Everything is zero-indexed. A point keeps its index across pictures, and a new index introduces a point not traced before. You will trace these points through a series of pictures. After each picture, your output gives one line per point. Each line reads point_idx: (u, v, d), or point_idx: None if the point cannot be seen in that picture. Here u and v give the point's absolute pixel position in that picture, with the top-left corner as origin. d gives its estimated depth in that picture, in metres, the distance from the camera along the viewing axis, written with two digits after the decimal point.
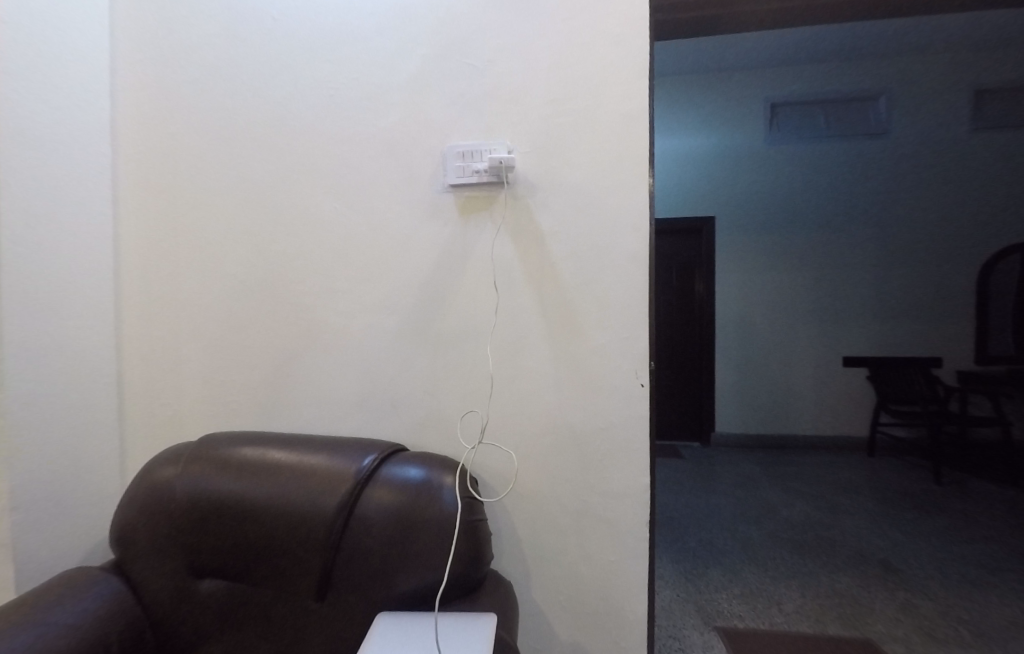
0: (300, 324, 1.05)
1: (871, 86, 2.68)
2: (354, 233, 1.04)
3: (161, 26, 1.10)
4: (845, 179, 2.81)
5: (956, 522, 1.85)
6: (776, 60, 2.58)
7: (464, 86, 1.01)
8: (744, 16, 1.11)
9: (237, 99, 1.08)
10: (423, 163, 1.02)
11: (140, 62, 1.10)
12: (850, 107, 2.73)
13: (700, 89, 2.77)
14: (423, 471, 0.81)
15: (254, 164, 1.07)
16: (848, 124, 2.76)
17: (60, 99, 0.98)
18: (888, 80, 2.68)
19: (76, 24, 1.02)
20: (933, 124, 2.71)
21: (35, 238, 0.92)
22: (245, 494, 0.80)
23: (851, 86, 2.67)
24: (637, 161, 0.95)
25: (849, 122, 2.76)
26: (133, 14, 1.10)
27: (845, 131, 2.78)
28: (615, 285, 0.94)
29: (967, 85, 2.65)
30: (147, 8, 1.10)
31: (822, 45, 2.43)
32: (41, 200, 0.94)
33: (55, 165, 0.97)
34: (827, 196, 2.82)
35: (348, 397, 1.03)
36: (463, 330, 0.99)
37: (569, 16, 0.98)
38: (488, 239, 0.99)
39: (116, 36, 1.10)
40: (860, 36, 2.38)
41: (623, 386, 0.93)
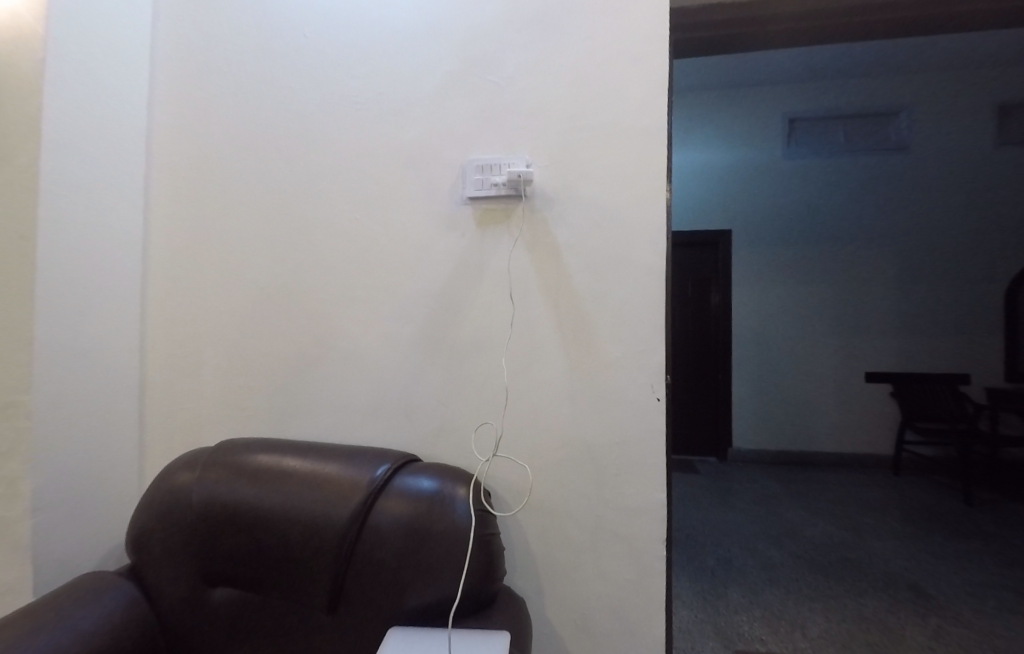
0: (318, 332, 1.06)
1: (891, 100, 2.66)
2: (372, 244, 1.05)
3: (196, 43, 1.15)
4: (866, 191, 2.76)
5: (991, 546, 1.76)
6: (794, 75, 2.58)
7: (485, 100, 1.03)
8: (766, 34, 1.11)
9: (264, 114, 1.11)
10: (442, 176, 1.04)
11: (175, 78, 1.15)
12: (870, 123, 2.72)
13: (717, 104, 2.79)
14: (436, 482, 0.80)
15: (277, 175, 1.10)
16: (868, 137, 2.73)
17: (101, 113, 1.02)
18: (909, 94, 2.66)
19: (119, 46, 1.07)
20: (958, 138, 2.66)
21: (72, 246, 0.96)
22: (258, 501, 0.80)
23: (871, 102, 2.67)
24: (656, 175, 0.94)
25: (868, 135, 2.73)
26: (172, 36, 1.15)
27: (865, 144, 2.74)
28: (632, 297, 0.93)
29: (991, 97, 2.60)
30: (185, 30, 1.15)
31: (842, 59, 2.42)
32: (80, 209, 0.97)
33: (94, 177, 1.01)
34: (848, 208, 2.77)
35: (362, 406, 1.03)
36: (478, 341, 0.99)
37: (590, 35, 0.99)
38: (504, 251, 0.99)
39: (153, 55, 1.15)
40: (880, 53, 2.39)
41: (639, 401, 0.91)
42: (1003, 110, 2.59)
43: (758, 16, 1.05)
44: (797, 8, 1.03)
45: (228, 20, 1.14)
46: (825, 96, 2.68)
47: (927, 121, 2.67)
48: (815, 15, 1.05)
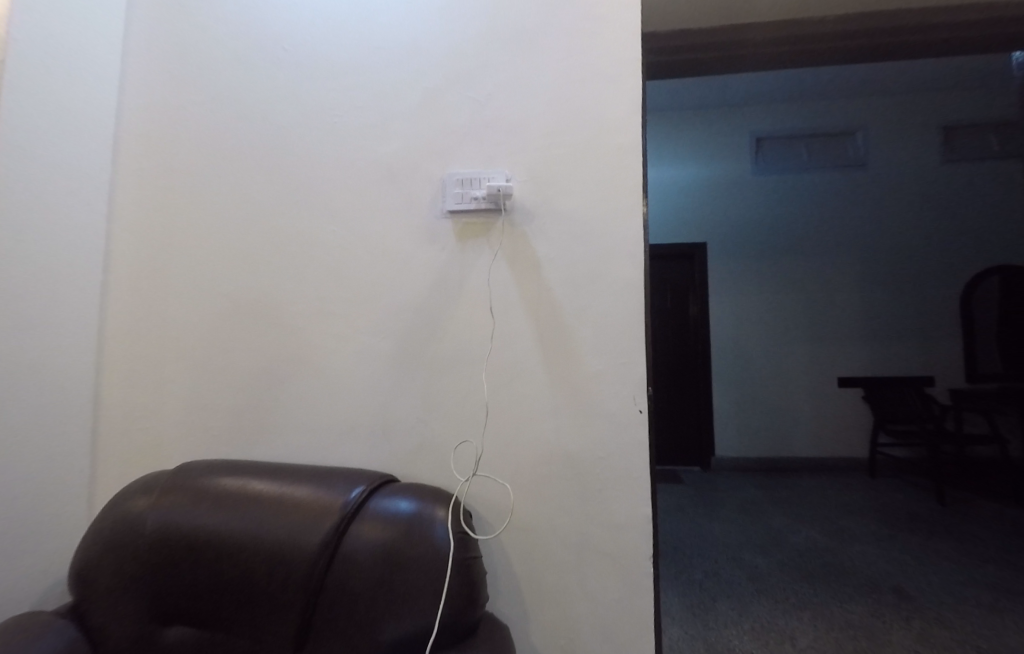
0: (291, 349, 1.02)
1: (847, 124, 2.81)
2: (350, 258, 1.03)
3: (170, 55, 1.12)
4: (830, 206, 2.87)
5: (965, 544, 1.81)
6: (761, 99, 2.72)
7: (462, 117, 1.03)
8: (741, 60, 1.17)
9: (237, 126, 1.09)
10: (422, 189, 1.03)
11: (146, 88, 1.12)
12: (828, 141, 2.85)
13: (692, 124, 2.89)
14: (413, 504, 0.78)
15: (249, 189, 1.07)
16: (829, 158, 2.87)
17: (63, 117, 0.99)
18: (865, 115, 2.81)
19: (90, 53, 1.05)
20: (913, 152, 2.81)
21: (26, 254, 0.91)
22: (221, 528, 0.75)
23: (831, 122, 2.80)
24: (631, 189, 0.96)
25: (828, 156, 2.87)
26: (145, 45, 1.13)
27: (827, 164, 2.87)
28: (612, 309, 0.93)
29: (938, 119, 2.78)
30: (160, 40, 1.13)
31: (803, 85, 2.58)
32: (35, 217, 0.93)
33: (50, 182, 0.96)
34: (813, 224, 2.88)
35: (337, 424, 0.99)
36: (459, 357, 0.97)
37: (567, 56, 1.01)
38: (483, 264, 0.98)
39: (126, 63, 1.12)
40: (840, 77, 2.52)
41: (622, 414, 0.91)
42: (947, 129, 2.77)
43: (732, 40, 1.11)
44: (767, 34, 1.10)
45: (206, 31, 1.12)
46: (788, 116, 2.81)
47: (882, 139, 2.81)
48: (784, 40, 1.11)
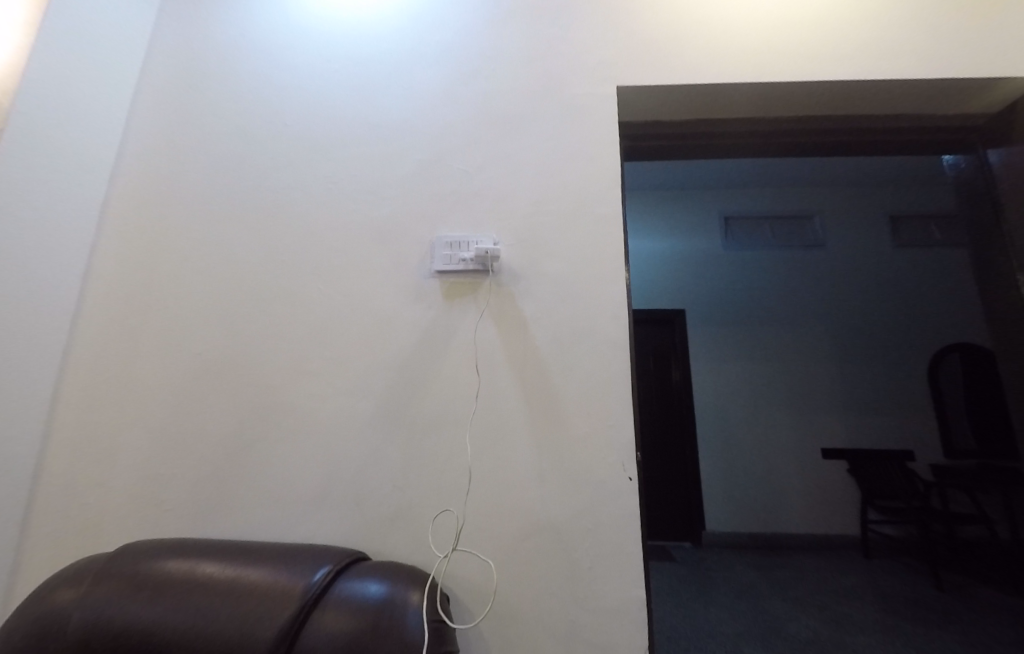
0: (262, 409, 0.97)
1: (804, 207, 3.00)
2: (334, 315, 1.02)
3: (178, 123, 1.19)
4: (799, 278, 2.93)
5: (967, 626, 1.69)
6: (726, 184, 3.02)
7: (453, 184, 1.08)
8: (726, 150, 1.29)
9: (234, 187, 1.13)
10: (412, 249, 1.05)
11: (146, 154, 1.17)
12: (789, 223, 3.03)
13: (666, 201, 3.14)
14: (384, 587, 0.70)
15: (239, 246, 1.09)
16: (788, 237, 3.01)
17: (53, 181, 1.02)
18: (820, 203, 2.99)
19: (94, 125, 1.12)
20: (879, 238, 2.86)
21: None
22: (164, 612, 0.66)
23: (788, 205, 3.03)
24: (614, 256, 1.00)
25: (788, 235, 3.02)
26: (149, 118, 1.20)
27: (788, 242, 3.00)
28: (598, 371, 0.93)
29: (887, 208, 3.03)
30: (164, 113, 1.20)
31: (765, 173, 2.87)
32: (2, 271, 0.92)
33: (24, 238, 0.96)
34: (781, 294, 2.93)
35: (306, 492, 0.92)
36: (441, 418, 0.93)
37: (552, 138, 1.10)
38: (469, 323, 0.98)
39: (128, 133, 1.19)
40: (793, 167, 2.80)
41: (610, 482, 0.86)
42: (894, 217, 2.84)
43: (714, 131, 1.25)
44: (747, 129, 1.24)
45: (210, 107, 1.20)
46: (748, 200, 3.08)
47: (836, 222, 2.93)
48: (762, 134, 1.25)
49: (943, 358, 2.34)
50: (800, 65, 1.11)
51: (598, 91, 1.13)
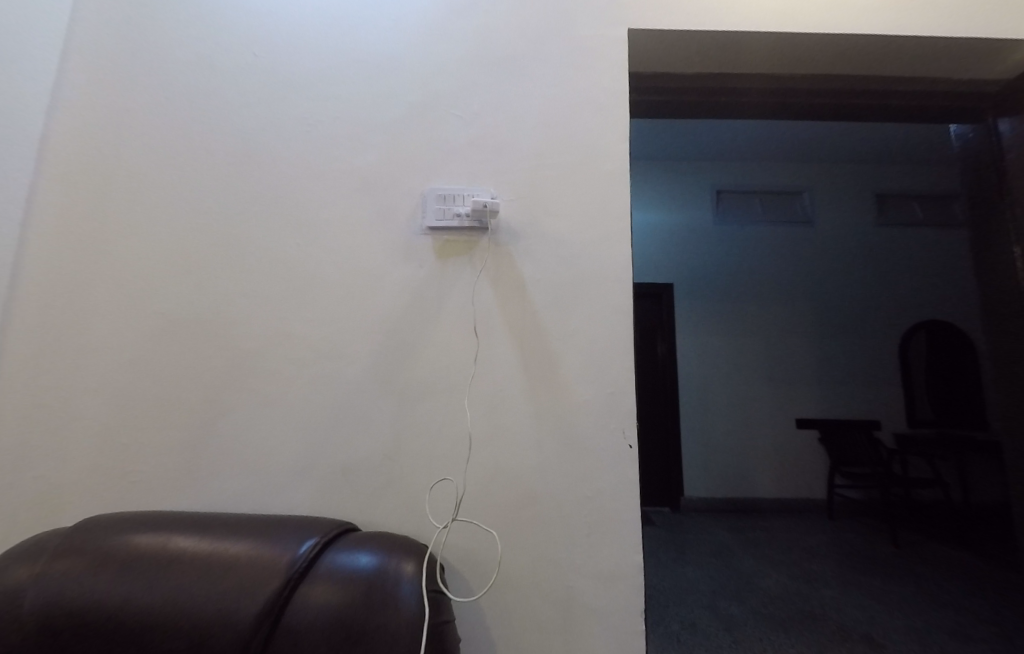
0: (239, 371, 0.90)
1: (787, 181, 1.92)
2: (317, 272, 0.94)
3: (130, 52, 1.05)
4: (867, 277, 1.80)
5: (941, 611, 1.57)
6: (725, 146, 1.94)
7: (446, 133, 1.00)
8: (733, 108, 1.24)
9: (198, 129, 1.01)
10: (400, 203, 0.97)
11: (90, 84, 1.03)
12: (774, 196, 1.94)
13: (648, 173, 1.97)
14: (375, 557, 0.67)
15: (207, 195, 0.98)
16: (783, 211, 1.93)
17: None
18: (810, 173, 1.94)
19: None
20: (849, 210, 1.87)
21: None
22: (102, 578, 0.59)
23: (764, 179, 2.01)
24: (619, 216, 0.94)
25: (783, 209, 1.91)
26: (91, 42, 1.05)
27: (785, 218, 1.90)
28: (600, 336, 0.89)
29: None
30: (110, 38, 1.05)
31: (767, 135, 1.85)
32: None
33: None
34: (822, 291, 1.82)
35: (290, 461, 0.87)
36: (435, 383, 0.88)
37: (555, 84, 1.01)
38: (464, 282, 0.92)
39: (67, 57, 1.04)
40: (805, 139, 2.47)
41: (611, 448, 0.84)
42: (879, 195, 1.86)
43: (726, 88, 1.19)
44: (761, 86, 1.18)
45: (162, 34, 1.06)
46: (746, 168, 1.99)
47: (826, 192, 1.89)
48: (776, 94, 1.19)
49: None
50: (820, 14, 1.04)
51: (608, 33, 1.04)
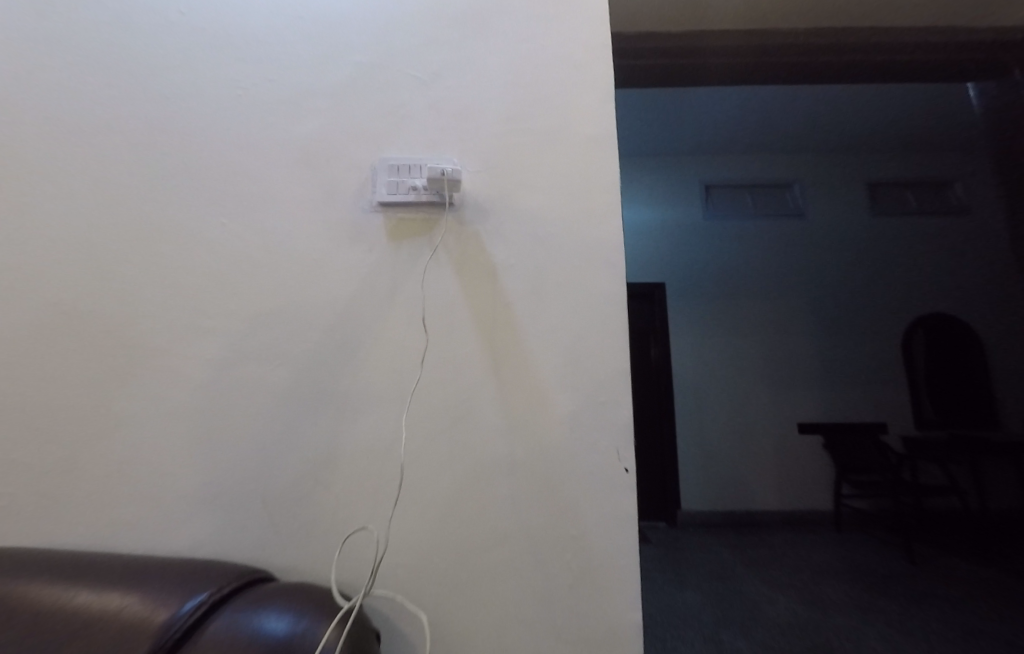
0: (135, 381, 0.72)
1: (776, 173, 2.05)
2: (242, 259, 0.77)
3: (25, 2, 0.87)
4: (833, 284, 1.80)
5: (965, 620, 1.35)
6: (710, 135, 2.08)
7: (403, 95, 0.84)
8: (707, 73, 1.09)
9: (102, 90, 0.84)
10: (346, 176, 0.80)
11: None
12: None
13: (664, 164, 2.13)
14: (289, 623, 0.50)
15: (110, 167, 0.81)
16: (770, 206, 2.00)
17: None
18: (800, 166, 2.03)
19: None
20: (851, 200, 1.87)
21: None
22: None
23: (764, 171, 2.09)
24: (606, 189, 0.79)
25: (768, 204, 2.01)
26: None
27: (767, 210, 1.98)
28: (586, 332, 0.72)
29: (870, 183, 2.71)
30: None
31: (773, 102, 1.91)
32: None
33: None
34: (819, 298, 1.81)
35: (199, 490, 0.69)
36: (383, 394, 0.71)
37: (528, 40, 0.86)
38: (422, 270, 0.76)
39: None
40: (803, 129, 2.00)
41: (601, 470, 0.67)
42: (871, 184, 1.89)
43: (693, 50, 1.04)
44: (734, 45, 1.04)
45: None
46: (734, 166, 2.12)
47: (822, 189, 1.94)
48: (754, 53, 1.06)
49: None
50: None
51: None
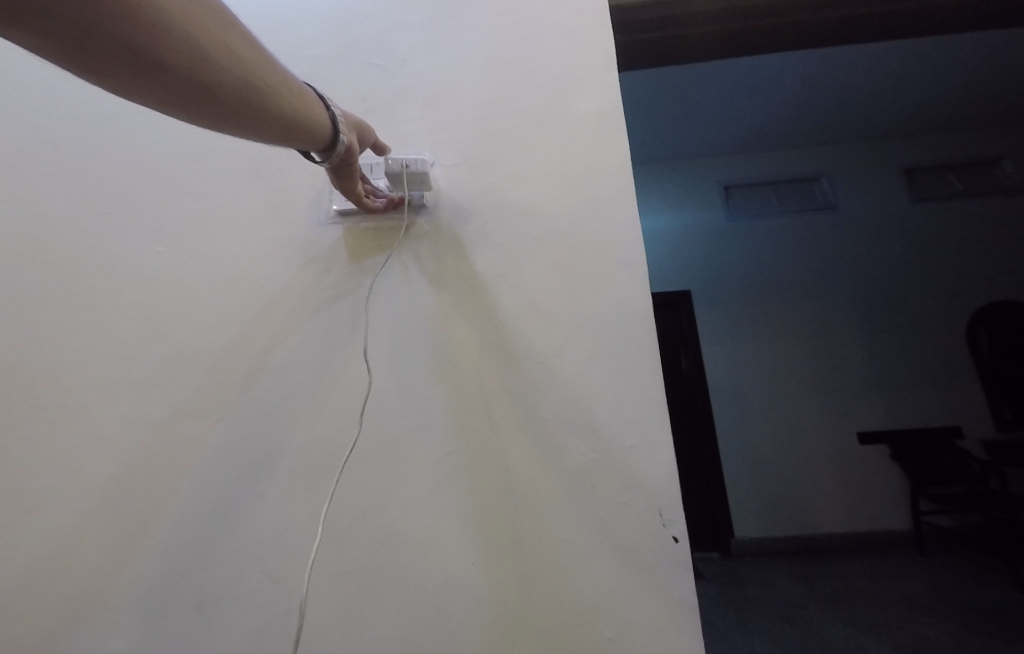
0: (45, 448, 0.58)
1: (809, 168, 2.48)
2: (178, 291, 0.64)
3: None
4: (836, 265, 2.36)
5: None
6: (718, 146, 2.39)
7: (365, 87, 0.71)
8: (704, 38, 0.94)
9: (21, 110, 0.73)
10: (301, 185, 0.67)
11: None
12: (796, 187, 2.50)
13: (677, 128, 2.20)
14: None
15: (27, 196, 0.69)
16: (797, 202, 2.47)
17: None
18: (830, 162, 2.48)
19: None
20: (861, 217, 2.41)
21: None
22: (254, 109, 0.40)
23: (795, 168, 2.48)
24: (613, 172, 0.63)
25: (797, 200, 2.48)
26: None
27: (797, 207, 2.46)
28: (602, 353, 0.56)
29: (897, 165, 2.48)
30: None
31: (778, 99, 2.06)
32: None
33: None
34: (810, 273, 2.36)
35: (111, 590, 0.53)
36: (345, 451, 0.56)
37: (506, 11, 0.73)
38: (392, 290, 0.62)
39: None
40: (847, 77, 1.94)
41: (637, 540, 0.49)
42: (907, 170, 2.44)
43: (683, 16, 0.89)
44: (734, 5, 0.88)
45: None
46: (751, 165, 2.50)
47: (850, 182, 2.45)
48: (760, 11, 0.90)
49: (966, 341, 2.24)
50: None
51: None
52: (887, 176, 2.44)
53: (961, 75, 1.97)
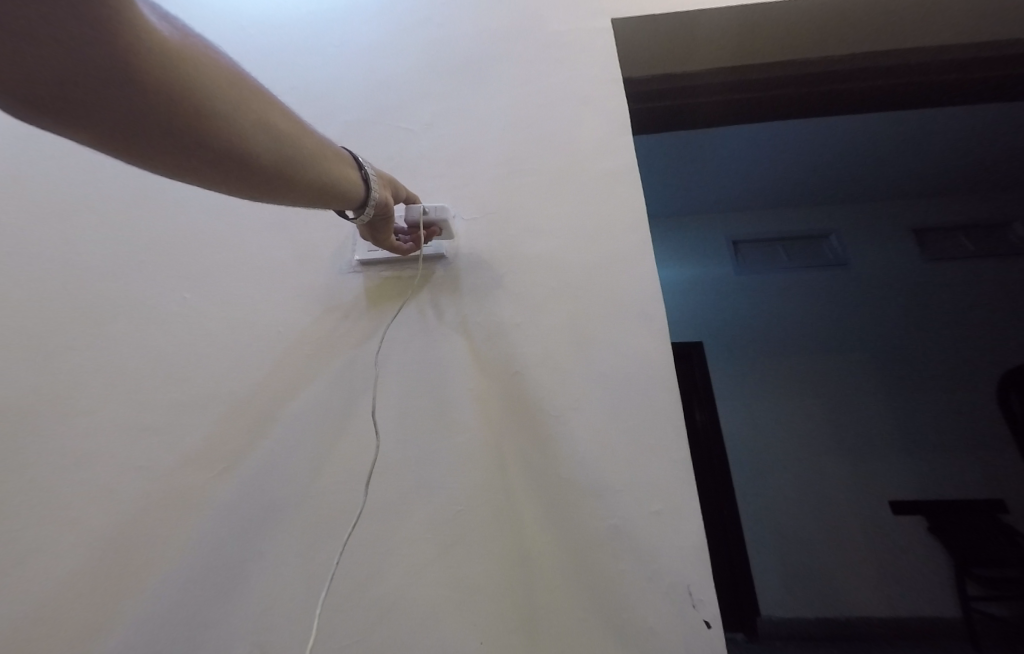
0: (48, 498, 0.56)
1: (815, 226, 2.56)
2: (200, 337, 0.64)
3: None
4: (856, 315, 2.18)
5: None
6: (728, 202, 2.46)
7: (392, 147, 0.75)
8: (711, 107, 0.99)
9: (79, 169, 0.78)
10: (326, 237, 0.69)
11: None
12: (806, 243, 2.46)
13: (689, 188, 2.30)
14: None
15: (70, 246, 0.72)
16: (809, 256, 2.39)
17: None
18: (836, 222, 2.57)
19: None
20: (875, 268, 2.38)
21: None
22: (291, 177, 0.42)
23: (802, 227, 2.54)
24: (629, 227, 0.64)
25: (809, 254, 2.39)
26: None
27: (811, 261, 2.36)
28: (621, 413, 0.53)
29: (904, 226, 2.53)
30: None
31: (786, 159, 2.15)
32: None
33: None
34: (829, 327, 2.14)
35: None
36: (353, 510, 0.53)
37: (526, 81, 0.78)
38: (407, 340, 0.61)
39: None
40: (852, 133, 2.05)
41: (666, 622, 0.44)
42: (917, 231, 2.50)
43: (690, 86, 0.95)
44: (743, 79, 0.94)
45: None
46: (757, 223, 2.55)
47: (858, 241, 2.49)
48: (767, 85, 0.95)
49: None
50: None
51: (588, 26, 0.82)
52: (895, 237, 2.49)
53: (956, 136, 2.10)
